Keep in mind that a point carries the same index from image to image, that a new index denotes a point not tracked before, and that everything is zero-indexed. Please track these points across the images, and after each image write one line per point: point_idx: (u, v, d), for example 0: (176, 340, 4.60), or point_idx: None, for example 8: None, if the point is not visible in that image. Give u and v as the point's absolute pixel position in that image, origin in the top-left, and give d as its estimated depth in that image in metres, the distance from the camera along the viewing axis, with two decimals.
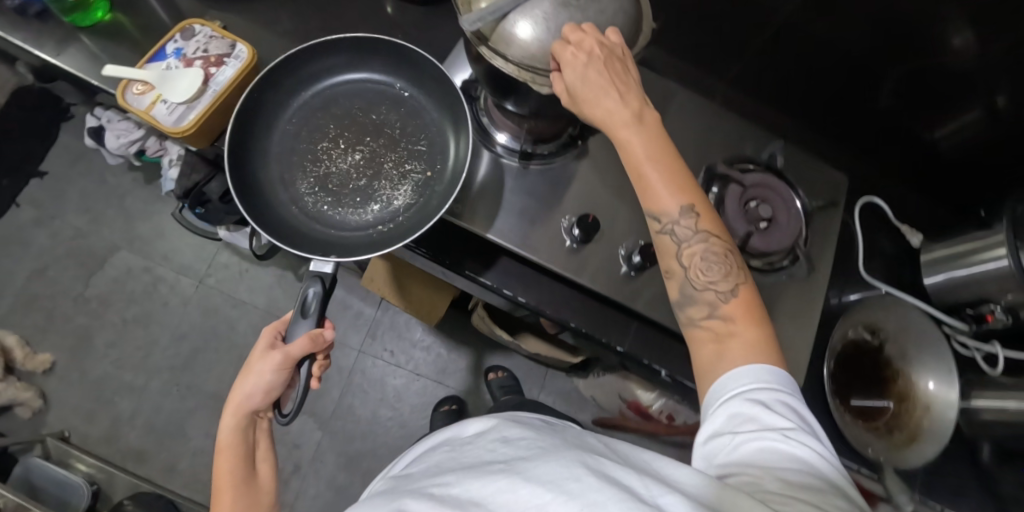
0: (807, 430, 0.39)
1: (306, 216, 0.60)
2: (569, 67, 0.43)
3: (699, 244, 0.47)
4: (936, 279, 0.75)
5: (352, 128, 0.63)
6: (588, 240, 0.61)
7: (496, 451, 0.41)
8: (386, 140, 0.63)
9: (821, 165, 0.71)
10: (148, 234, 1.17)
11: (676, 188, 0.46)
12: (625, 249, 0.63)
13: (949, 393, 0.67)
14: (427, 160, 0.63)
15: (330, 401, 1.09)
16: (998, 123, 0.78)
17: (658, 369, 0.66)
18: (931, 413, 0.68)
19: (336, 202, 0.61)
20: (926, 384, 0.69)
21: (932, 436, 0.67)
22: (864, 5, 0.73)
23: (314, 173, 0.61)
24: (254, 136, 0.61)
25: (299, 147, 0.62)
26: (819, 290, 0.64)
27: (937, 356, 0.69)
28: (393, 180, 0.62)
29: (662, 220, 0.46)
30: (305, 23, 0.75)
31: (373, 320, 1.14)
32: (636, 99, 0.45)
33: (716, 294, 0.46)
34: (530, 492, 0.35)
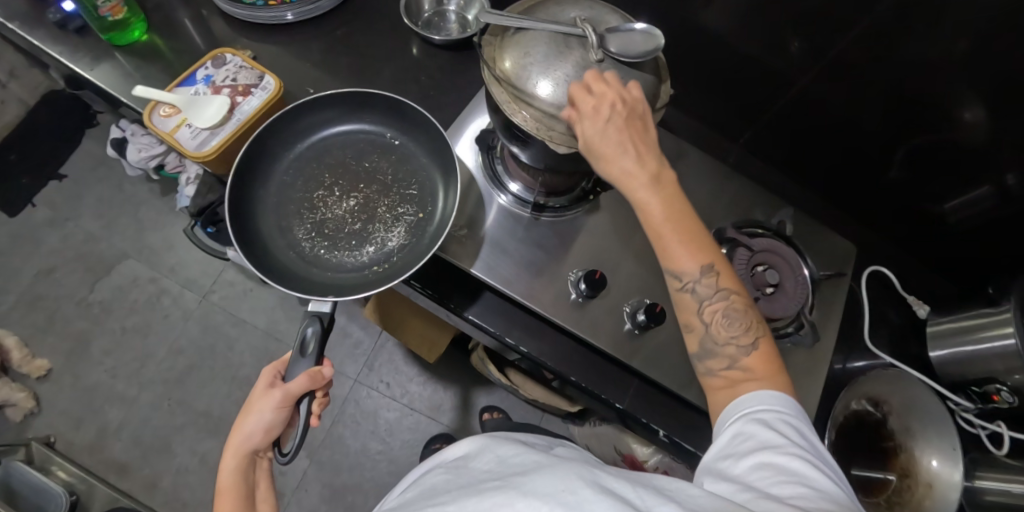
0: (805, 448, 0.40)
1: (303, 262, 0.60)
2: (589, 120, 0.44)
3: (721, 300, 0.48)
4: (941, 353, 0.74)
5: (345, 177, 0.64)
6: (594, 295, 0.61)
7: (493, 475, 0.41)
8: (379, 186, 0.65)
9: (828, 234, 0.71)
10: (158, 245, 1.18)
11: (696, 248, 0.47)
12: (631, 306, 0.63)
13: (953, 473, 0.65)
14: (418, 202, 0.64)
15: (321, 428, 1.08)
16: (1008, 201, 0.77)
17: (655, 428, 0.65)
18: (933, 491, 0.66)
19: (332, 246, 0.61)
20: (929, 461, 0.67)
21: None
22: (877, 74, 0.75)
23: (310, 219, 0.62)
24: (253, 186, 0.62)
25: (296, 195, 0.63)
26: (824, 359, 0.64)
27: (942, 433, 0.68)
28: (387, 223, 0.63)
29: (683, 279, 0.47)
30: (334, 58, 0.78)
31: (372, 350, 1.14)
32: (663, 167, 0.46)
33: (736, 349, 0.47)
34: (526, 505, 0.35)
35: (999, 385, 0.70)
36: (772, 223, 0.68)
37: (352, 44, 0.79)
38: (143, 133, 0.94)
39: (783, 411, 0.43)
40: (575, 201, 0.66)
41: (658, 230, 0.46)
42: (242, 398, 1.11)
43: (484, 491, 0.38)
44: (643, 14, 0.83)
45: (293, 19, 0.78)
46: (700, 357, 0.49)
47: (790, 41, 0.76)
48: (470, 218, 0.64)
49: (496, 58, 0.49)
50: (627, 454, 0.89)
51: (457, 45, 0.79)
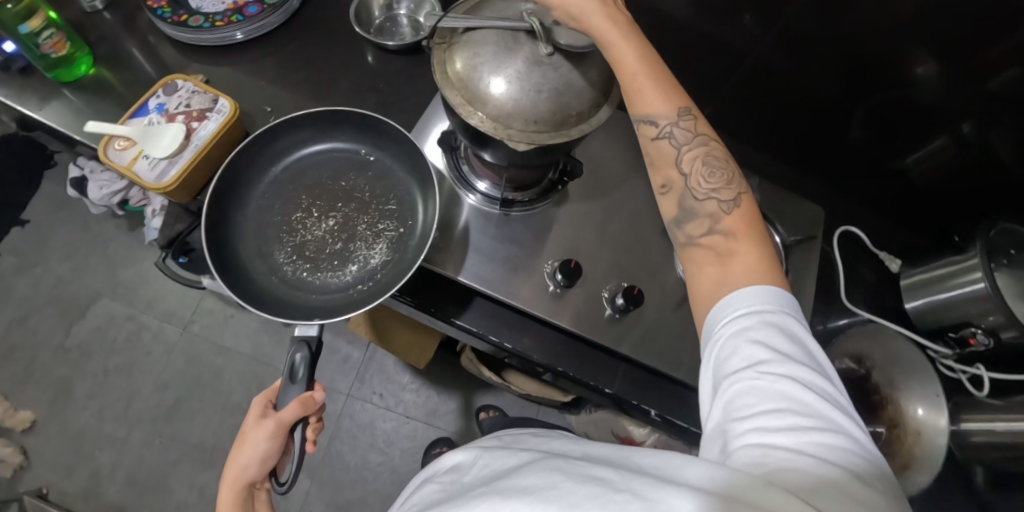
0: (789, 358, 0.37)
1: (287, 286, 0.59)
2: None
3: (699, 147, 0.46)
4: (915, 303, 0.77)
5: (322, 197, 0.64)
6: (571, 284, 0.62)
7: (482, 482, 0.41)
8: (358, 204, 0.64)
9: (796, 200, 0.73)
10: (132, 281, 1.16)
11: (666, 93, 0.46)
12: (609, 291, 0.64)
13: (938, 419, 0.66)
14: (399, 217, 0.63)
15: (319, 447, 1.07)
16: (968, 149, 0.80)
17: (647, 408, 0.66)
18: (922, 439, 0.67)
19: (314, 268, 0.61)
20: (914, 410, 0.68)
21: (924, 464, 0.66)
22: (830, 38, 0.76)
23: (290, 242, 0.61)
24: (229, 215, 0.61)
25: (274, 219, 0.62)
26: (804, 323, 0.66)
27: (924, 382, 0.69)
28: (368, 240, 0.62)
29: (659, 123, 0.46)
30: (288, 74, 0.77)
31: (362, 363, 1.13)
32: (627, 18, 0.46)
33: (718, 205, 0.45)
34: (510, 506, 0.35)
35: (974, 328, 0.72)
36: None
37: (305, 58, 0.78)
38: (103, 169, 0.92)
39: (781, 315, 0.39)
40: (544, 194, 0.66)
41: (626, 71, 0.46)
42: (235, 425, 1.09)
43: (469, 499, 0.39)
44: None
45: (242, 38, 0.77)
46: (677, 217, 0.46)
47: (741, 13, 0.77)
48: (442, 222, 0.63)
49: (447, 61, 0.50)
50: (626, 436, 0.91)
51: (412, 49, 0.79)
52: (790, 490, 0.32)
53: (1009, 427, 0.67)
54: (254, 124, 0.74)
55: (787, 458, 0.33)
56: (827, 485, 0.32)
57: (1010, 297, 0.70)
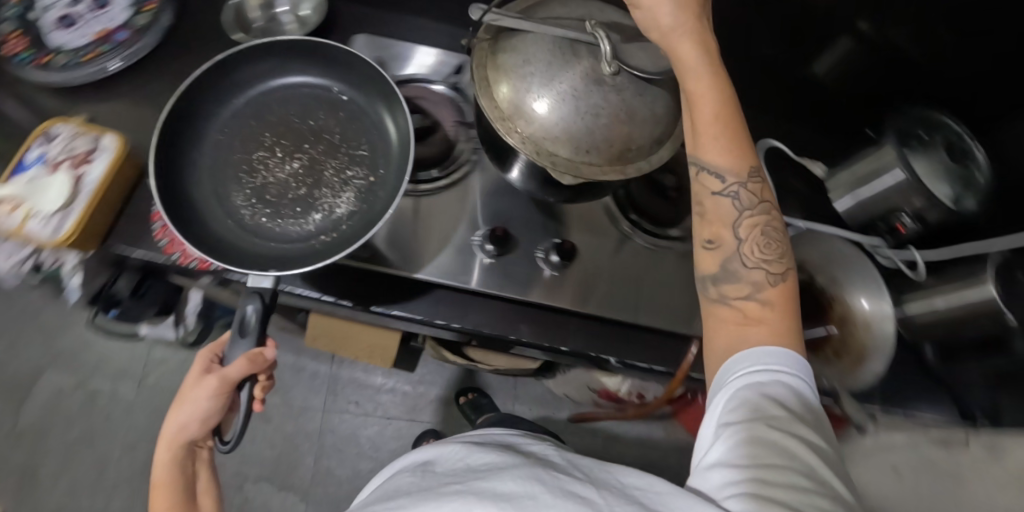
0: (800, 418, 0.38)
1: (244, 229, 0.60)
2: None
3: (758, 212, 0.45)
4: (845, 202, 0.79)
5: (287, 137, 0.65)
6: (502, 252, 0.65)
7: (454, 477, 0.41)
8: (325, 147, 0.65)
9: None
10: (72, 347, 1.10)
11: (737, 149, 0.44)
12: (542, 249, 0.67)
13: (882, 306, 0.70)
14: (369, 165, 0.65)
15: (305, 469, 1.05)
16: (866, 47, 0.82)
17: (607, 357, 0.66)
18: (870, 328, 0.70)
19: (275, 214, 0.61)
20: (859, 303, 0.71)
21: (874, 351, 0.70)
22: None
23: (250, 184, 0.62)
24: (189, 144, 0.61)
25: (233, 157, 0.62)
26: None
27: (862, 275, 0.72)
28: (335, 187, 0.63)
29: (726, 179, 0.44)
30: (176, 97, 0.73)
31: (331, 376, 1.11)
32: (711, 46, 0.45)
33: (766, 275, 0.43)
34: (483, 509, 0.36)
35: (901, 215, 0.74)
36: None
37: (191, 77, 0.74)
38: None
39: (793, 374, 0.40)
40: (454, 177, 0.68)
41: (697, 101, 0.44)
42: None
43: (443, 495, 0.39)
44: None
45: (119, 67, 0.72)
46: (716, 273, 0.45)
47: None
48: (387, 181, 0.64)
49: (489, 81, 0.53)
50: (601, 388, 0.95)
51: None
52: None
53: (947, 301, 0.70)
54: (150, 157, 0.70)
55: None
56: None
57: (927, 178, 0.72)
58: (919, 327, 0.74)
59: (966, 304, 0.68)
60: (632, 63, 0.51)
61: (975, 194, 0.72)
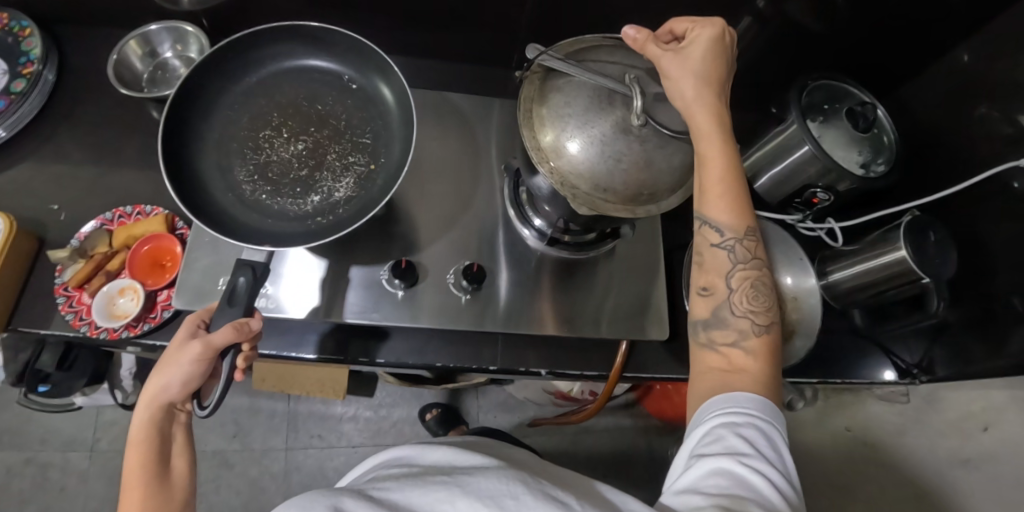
0: (766, 459, 0.41)
1: (245, 204, 0.61)
2: (660, 56, 0.49)
3: (752, 269, 0.50)
4: (762, 182, 0.80)
5: (296, 119, 0.67)
6: (412, 282, 0.64)
7: (445, 473, 0.41)
8: (331, 131, 0.67)
9: None
10: (16, 423, 1.06)
11: (739, 209, 0.49)
12: (454, 274, 0.67)
13: (808, 281, 0.72)
14: (371, 153, 0.66)
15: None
16: (769, 26, 0.81)
17: (538, 370, 0.67)
18: (800, 304, 0.71)
19: (275, 191, 0.63)
20: (785, 280, 0.72)
21: (805, 328, 0.70)
22: None
23: (254, 161, 0.64)
24: (195, 118, 0.63)
25: (240, 134, 0.65)
26: (649, 238, 0.72)
27: (786, 253, 0.74)
28: (336, 171, 0.65)
29: (724, 234, 0.49)
30: (69, 160, 0.70)
31: (290, 413, 1.09)
32: (726, 116, 0.49)
33: (751, 325, 0.48)
34: (468, 504, 0.35)
35: (814, 188, 0.75)
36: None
37: (83, 138, 0.72)
38: None
39: (764, 420, 0.42)
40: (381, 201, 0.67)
41: (709, 161, 0.48)
42: None
43: (430, 483, 0.38)
44: None
45: (7, 133, 0.70)
46: (706, 318, 0.50)
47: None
48: (371, 177, 0.65)
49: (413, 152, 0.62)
50: (556, 390, 0.96)
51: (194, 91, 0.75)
52: None
53: (866, 268, 0.72)
54: (48, 228, 0.67)
55: None
56: None
57: (832, 146, 0.73)
58: (845, 294, 0.76)
59: (882, 266, 0.70)
60: (658, 119, 0.52)
61: (880, 156, 0.74)
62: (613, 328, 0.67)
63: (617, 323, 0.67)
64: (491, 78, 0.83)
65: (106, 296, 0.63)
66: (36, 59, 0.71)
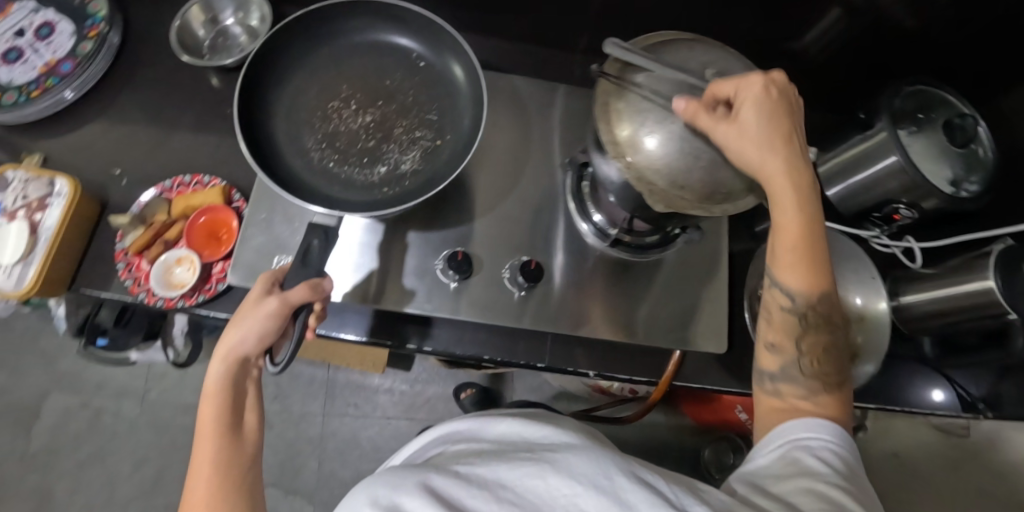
0: (833, 454, 0.42)
1: (313, 171, 0.60)
2: (714, 127, 0.43)
3: (821, 330, 0.48)
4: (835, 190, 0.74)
5: (364, 92, 0.65)
6: (466, 274, 0.62)
7: (526, 448, 0.40)
8: (398, 106, 0.65)
9: None
10: (74, 368, 1.12)
11: (812, 274, 0.47)
12: (510, 268, 0.63)
13: (878, 301, 0.68)
14: (437, 129, 0.64)
15: (308, 478, 1.06)
16: (859, 19, 0.74)
17: (584, 371, 0.64)
18: (865, 324, 0.67)
19: (343, 160, 0.62)
20: (853, 299, 0.67)
21: (871, 351, 0.66)
22: None
23: (322, 130, 0.63)
24: (268, 85, 0.62)
25: (310, 104, 0.64)
26: (715, 245, 0.68)
27: (856, 270, 0.69)
28: (403, 144, 0.63)
29: (794, 298, 0.47)
30: (129, 124, 0.71)
31: (328, 380, 1.12)
32: (806, 180, 0.45)
33: (823, 380, 0.48)
34: (556, 479, 0.33)
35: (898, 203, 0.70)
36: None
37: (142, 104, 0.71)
38: None
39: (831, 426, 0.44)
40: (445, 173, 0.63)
41: (787, 233, 0.45)
42: None
43: (514, 459, 0.36)
44: None
45: (74, 95, 0.70)
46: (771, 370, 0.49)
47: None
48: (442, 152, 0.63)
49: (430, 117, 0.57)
50: (594, 384, 0.95)
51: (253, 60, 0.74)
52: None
53: (947, 293, 0.67)
54: (109, 192, 0.68)
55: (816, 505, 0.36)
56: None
57: (920, 161, 0.67)
58: (918, 320, 0.71)
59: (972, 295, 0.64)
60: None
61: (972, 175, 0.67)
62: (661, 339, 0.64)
63: (654, 332, 0.64)
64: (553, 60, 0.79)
65: (167, 266, 0.63)
66: (102, 20, 0.72)
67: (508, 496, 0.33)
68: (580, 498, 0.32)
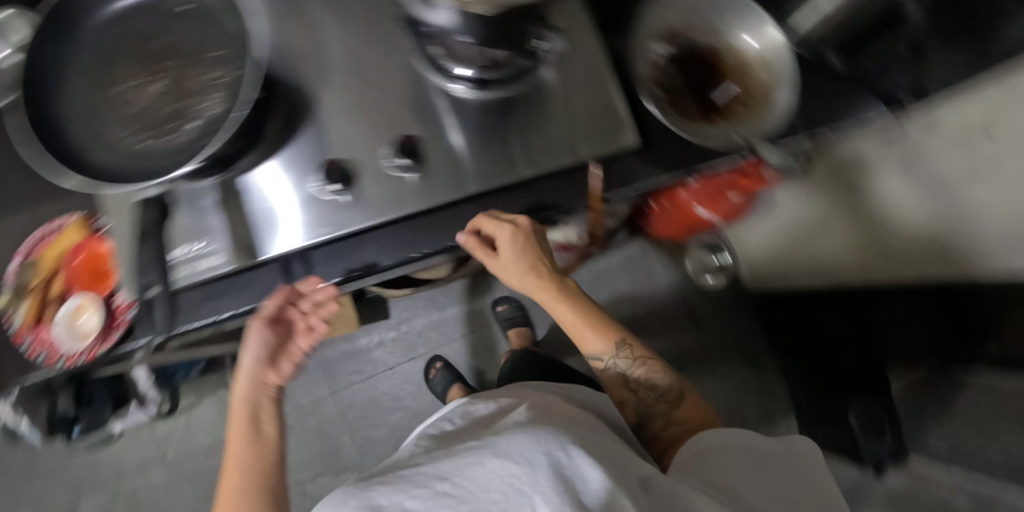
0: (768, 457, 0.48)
1: (125, 156, 0.56)
2: (502, 240, 0.58)
3: (639, 364, 0.58)
4: None
5: (146, 57, 0.59)
6: (351, 183, 0.60)
7: (474, 436, 0.43)
8: (184, 56, 0.59)
9: None
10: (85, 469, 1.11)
11: (602, 333, 0.58)
12: (388, 155, 0.61)
13: (771, 35, 0.66)
14: (229, 61, 0.59)
15: (345, 456, 1.07)
16: None
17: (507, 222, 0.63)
18: (767, 62, 0.66)
19: (150, 135, 0.57)
20: (746, 43, 0.67)
21: (776, 78, 0.65)
22: None
23: (121, 112, 0.57)
24: (46, 82, 0.56)
25: (97, 90, 0.58)
26: (586, 43, 0.65)
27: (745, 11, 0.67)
28: (202, 92, 0.58)
29: (604, 360, 0.59)
30: None
31: (321, 363, 1.11)
32: (561, 282, 0.60)
33: (665, 416, 0.57)
34: (495, 463, 0.37)
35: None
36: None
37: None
38: None
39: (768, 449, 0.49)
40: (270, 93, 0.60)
41: (567, 323, 0.59)
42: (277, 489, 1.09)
43: (458, 452, 0.41)
44: None
45: None
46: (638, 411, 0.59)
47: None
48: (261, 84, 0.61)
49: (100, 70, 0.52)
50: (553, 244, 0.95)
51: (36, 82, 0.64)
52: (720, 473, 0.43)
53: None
54: None
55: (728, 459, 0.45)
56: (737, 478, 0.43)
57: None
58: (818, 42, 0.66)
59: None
60: None
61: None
62: (556, 160, 0.63)
63: (557, 152, 0.63)
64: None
65: (67, 329, 0.59)
66: None
67: (446, 487, 0.37)
68: (517, 480, 0.36)
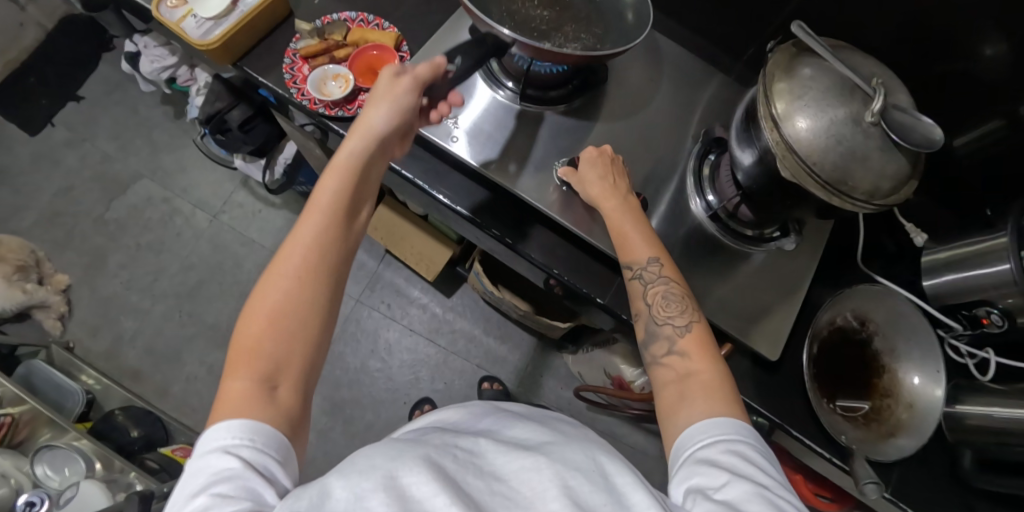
0: (782, 483, 0.50)
1: (696, 263, 0.80)
2: (587, 176, 0.75)
3: (660, 286, 0.69)
4: None
5: (761, 228, 0.81)
6: (807, 434, 0.82)
7: (697, 468, 0.51)
8: (773, 259, 0.82)
9: (930, 461, 0.86)
10: None
11: (684, 306, 0.67)
12: (828, 452, 0.81)
13: None
14: (790, 300, 0.81)
15: (451, 401, 1.37)
16: None
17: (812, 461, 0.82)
18: None
19: (717, 269, 0.80)
20: None
21: None
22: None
23: (721, 234, 0.81)
24: (702, 185, 0.82)
25: (719, 210, 0.80)
26: None
27: None
28: (770, 296, 0.81)
29: (670, 323, 0.67)
30: (601, 110, 0.86)
31: (493, 341, 1.42)
32: (641, 218, 0.73)
33: (673, 328, 0.66)
34: (735, 474, 0.49)
35: None
36: (875, 347, 0.86)
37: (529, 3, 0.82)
38: (156, 48, 1.24)
39: (744, 442, 0.53)
40: (758, 242, 0.81)
41: (663, 389, 0.61)
42: (399, 359, 1.38)
43: (693, 472, 0.51)
44: (929, 103, 0.89)
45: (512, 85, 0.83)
46: (645, 340, 0.67)
47: (989, 38, 0.78)
48: (799, 255, 0.83)
49: (770, 95, 0.64)
50: (617, 375, 1.19)
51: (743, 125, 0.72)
52: (756, 479, 0.48)
53: None
54: (543, 168, 0.81)
55: (749, 478, 0.48)
56: (769, 491, 0.48)
57: None
58: None
59: None
60: (874, 453, 0.80)
61: None
62: None
63: None
64: (902, 255, 0.95)
65: (542, 182, 0.80)
66: None
67: (707, 484, 0.49)
68: (729, 466, 0.50)
